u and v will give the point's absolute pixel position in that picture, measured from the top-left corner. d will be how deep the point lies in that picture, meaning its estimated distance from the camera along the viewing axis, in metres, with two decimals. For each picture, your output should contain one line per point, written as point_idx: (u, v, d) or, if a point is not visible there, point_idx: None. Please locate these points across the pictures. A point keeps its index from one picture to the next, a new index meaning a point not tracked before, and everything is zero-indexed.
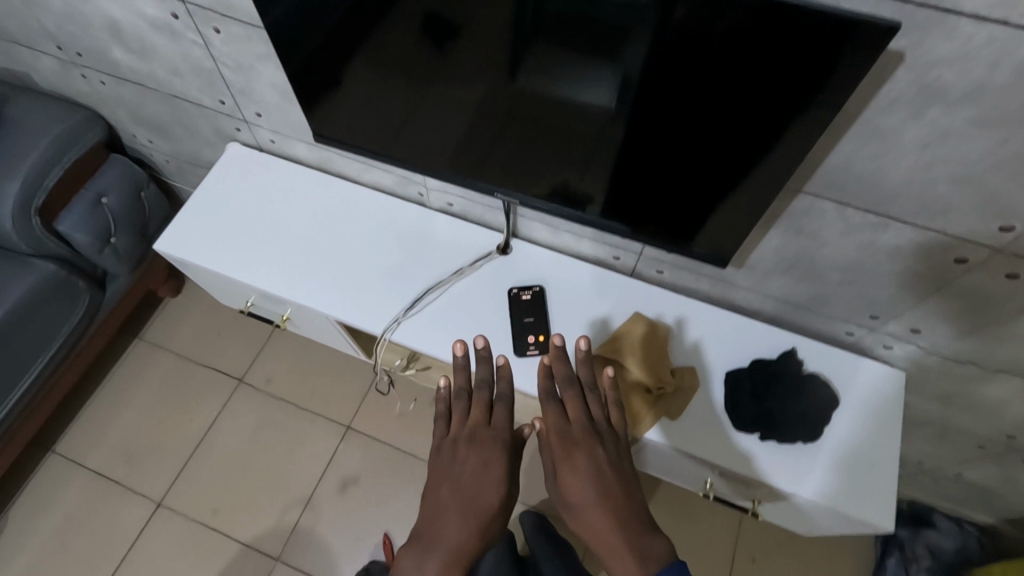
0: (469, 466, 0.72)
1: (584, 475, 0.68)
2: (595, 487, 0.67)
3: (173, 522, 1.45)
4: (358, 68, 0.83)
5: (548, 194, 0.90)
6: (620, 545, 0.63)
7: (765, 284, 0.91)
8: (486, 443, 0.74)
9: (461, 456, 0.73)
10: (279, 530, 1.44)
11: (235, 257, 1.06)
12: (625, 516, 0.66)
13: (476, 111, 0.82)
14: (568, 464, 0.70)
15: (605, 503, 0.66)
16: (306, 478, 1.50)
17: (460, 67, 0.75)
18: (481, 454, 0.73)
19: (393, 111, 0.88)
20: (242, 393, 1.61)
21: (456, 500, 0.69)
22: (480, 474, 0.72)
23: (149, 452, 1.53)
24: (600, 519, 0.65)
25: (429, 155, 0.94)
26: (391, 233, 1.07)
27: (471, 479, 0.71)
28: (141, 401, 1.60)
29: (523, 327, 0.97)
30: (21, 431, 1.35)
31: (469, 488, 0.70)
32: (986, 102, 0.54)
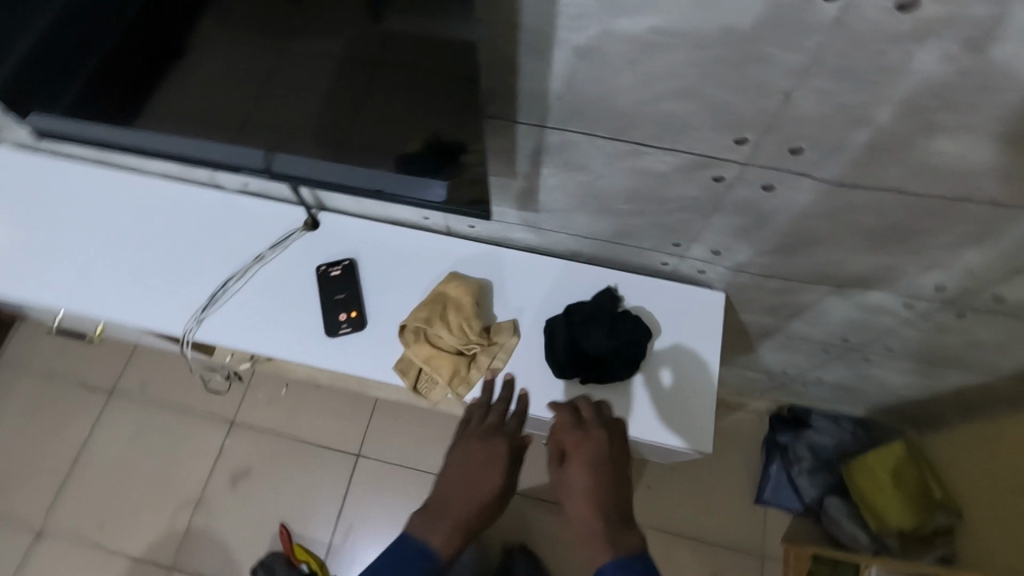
0: (473, 455, 0.80)
1: (583, 466, 0.75)
2: (592, 477, 0.74)
3: (57, 547, 1.39)
4: (133, 55, 0.72)
5: (422, 152, 0.73)
6: (597, 529, 0.69)
7: (569, 224, 0.87)
8: (494, 436, 0.81)
9: (472, 450, 0.80)
10: (171, 535, 1.40)
11: (16, 272, 0.96)
12: (608, 508, 0.72)
13: (337, 67, 0.65)
14: (574, 452, 0.77)
15: (595, 490, 0.73)
16: (194, 480, 1.45)
17: (327, 11, 0.58)
18: (483, 449, 0.80)
19: (248, 76, 0.70)
20: (115, 405, 1.52)
21: (457, 482, 0.78)
22: (482, 462, 0.79)
23: (21, 481, 1.45)
24: (585, 502, 0.72)
25: (294, 128, 0.76)
26: (189, 223, 0.99)
27: (473, 466, 0.79)
28: (6, 429, 1.50)
29: (335, 305, 0.92)
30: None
31: (471, 473, 0.78)
32: (662, 8, 0.49)
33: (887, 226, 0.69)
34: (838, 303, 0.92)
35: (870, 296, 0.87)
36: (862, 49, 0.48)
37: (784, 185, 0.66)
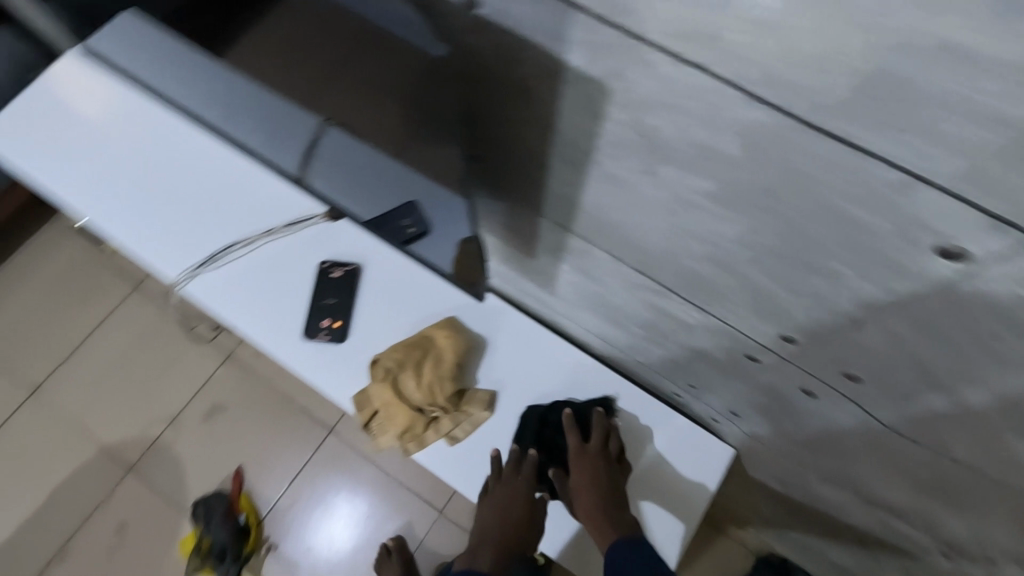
0: (493, 500, 0.74)
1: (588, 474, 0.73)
2: (595, 492, 0.72)
3: (44, 410, 1.48)
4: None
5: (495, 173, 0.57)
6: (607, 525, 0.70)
7: (582, 319, 0.77)
8: (509, 482, 0.75)
9: (496, 502, 0.75)
10: (139, 440, 1.45)
11: (54, 171, 0.93)
12: (613, 506, 0.71)
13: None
14: (578, 466, 0.74)
15: (602, 493, 0.72)
16: (178, 396, 1.48)
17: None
18: (503, 492, 0.74)
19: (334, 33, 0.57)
20: (136, 300, 1.57)
21: (490, 523, 0.74)
22: (504, 507, 0.74)
23: (35, 340, 1.53)
24: (594, 507, 0.71)
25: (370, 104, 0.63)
26: (218, 177, 0.90)
27: (497, 508, 0.74)
28: (38, 287, 1.58)
29: (322, 309, 0.87)
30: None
31: (499, 512, 0.74)
32: (718, 175, 0.37)
33: (935, 486, 0.55)
34: (858, 513, 0.76)
35: (898, 527, 0.72)
36: (965, 320, 0.34)
37: (825, 398, 0.53)
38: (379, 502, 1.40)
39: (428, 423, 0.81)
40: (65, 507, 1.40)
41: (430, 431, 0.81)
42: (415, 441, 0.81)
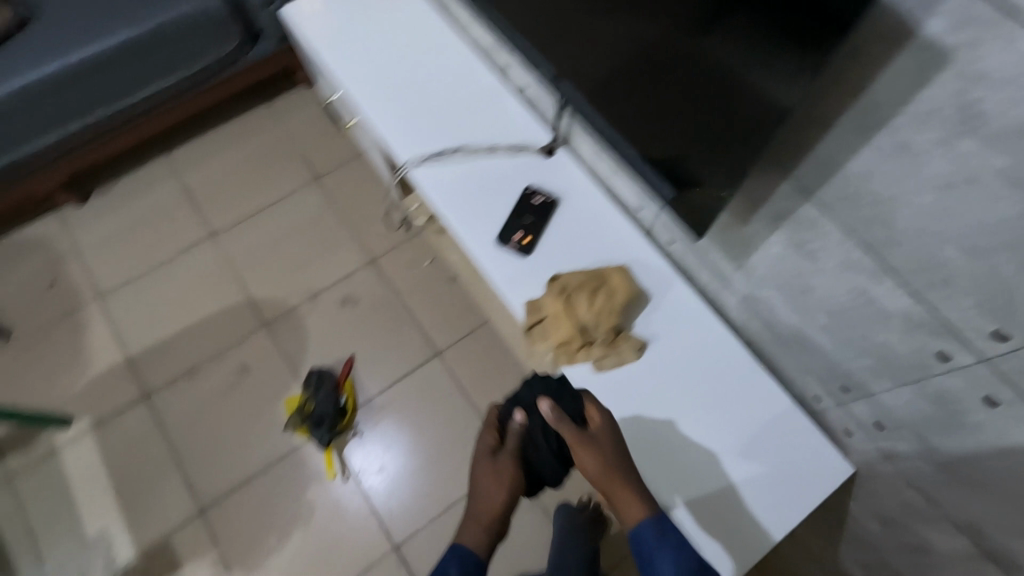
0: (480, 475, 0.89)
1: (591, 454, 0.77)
2: (600, 459, 0.76)
3: (212, 253, 1.70)
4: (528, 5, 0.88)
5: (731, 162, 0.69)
6: (621, 486, 0.74)
7: (756, 299, 0.84)
8: (493, 464, 0.90)
9: (485, 469, 0.89)
10: (281, 304, 1.64)
11: (339, 52, 1.14)
12: (624, 474, 0.75)
13: (639, 49, 0.72)
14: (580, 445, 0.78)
15: (608, 464, 0.76)
16: (321, 279, 1.67)
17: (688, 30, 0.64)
18: (489, 469, 0.89)
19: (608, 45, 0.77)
20: (313, 188, 1.78)
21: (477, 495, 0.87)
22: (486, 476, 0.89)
23: (223, 195, 1.77)
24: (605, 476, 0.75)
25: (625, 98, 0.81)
26: (472, 91, 1.11)
27: (484, 478, 0.89)
28: (239, 152, 1.82)
29: (518, 224, 0.98)
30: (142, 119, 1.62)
31: (482, 481, 0.88)
32: (1018, 152, 0.46)
33: None
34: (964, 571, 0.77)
35: None
36: None
37: (1008, 410, 0.57)
38: (460, 431, 1.50)
39: (586, 345, 0.90)
40: (204, 338, 1.60)
41: (583, 355, 0.90)
42: (569, 354, 0.90)
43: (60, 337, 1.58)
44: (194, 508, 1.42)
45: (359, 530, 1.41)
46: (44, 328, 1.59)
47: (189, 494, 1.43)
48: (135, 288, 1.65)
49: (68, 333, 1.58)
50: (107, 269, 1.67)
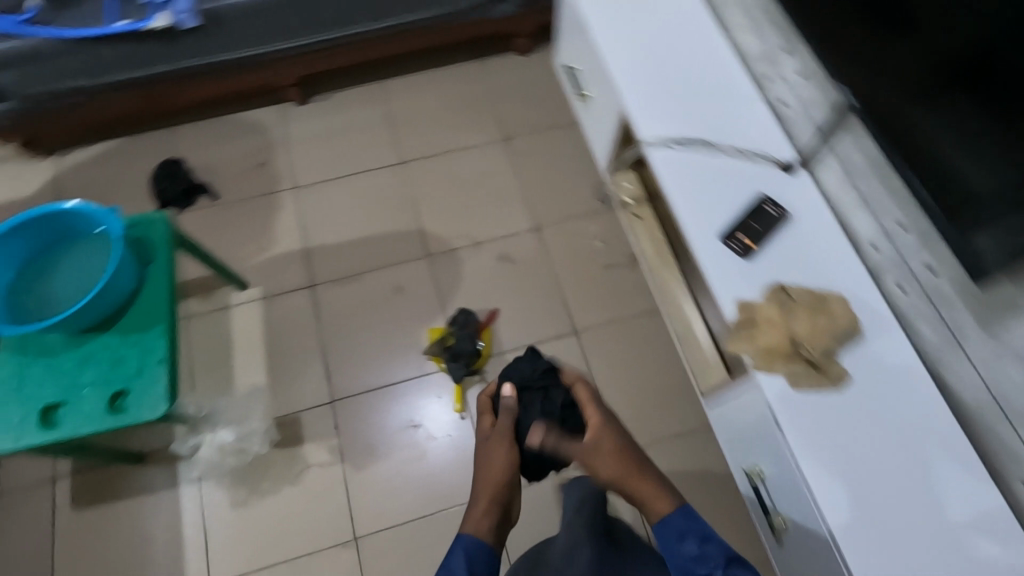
0: (489, 454, 1.02)
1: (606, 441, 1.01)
2: (612, 442, 1.01)
3: (396, 177, 1.82)
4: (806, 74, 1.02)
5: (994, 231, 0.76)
6: (629, 468, 0.98)
7: (997, 367, 0.83)
8: (499, 445, 1.03)
9: (493, 449, 1.02)
10: (444, 241, 1.73)
11: (607, 23, 1.20)
12: (630, 458, 0.99)
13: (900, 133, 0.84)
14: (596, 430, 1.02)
15: (619, 450, 1.00)
16: (486, 230, 1.75)
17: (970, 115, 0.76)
18: (496, 450, 1.02)
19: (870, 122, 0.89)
20: (500, 146, 1.87)
21: (485, 474, 1.00)
22: (495, 457, 1.01)
23: (417, 129, 1.89)
24: (615, 458, 0.99)
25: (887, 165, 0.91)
26: (725, 92, 1.12)
27: (492, 458, 1.01)
28: (443, 96, 1.94)
29: (745, 227, 1.00)
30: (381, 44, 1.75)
31: (490, 463, 1.01)
32: None
33: None
34: None
35: None
36: None
37: None
38: None
39: (792, 362, 0.90)
40: (371, 250, 1.72)
41: (783, 371, 0.90)
42: (771, 364, 0.91)
43: (254, 211, 1.76)
44: (325, 396, 1.54)
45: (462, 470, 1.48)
46: (243, 199, 1.77)
47: (325, 382, 1.56)
48: (325, 188, 1.80)
49: (261, 210, 1.76)
50: (306, 165, 1.83)
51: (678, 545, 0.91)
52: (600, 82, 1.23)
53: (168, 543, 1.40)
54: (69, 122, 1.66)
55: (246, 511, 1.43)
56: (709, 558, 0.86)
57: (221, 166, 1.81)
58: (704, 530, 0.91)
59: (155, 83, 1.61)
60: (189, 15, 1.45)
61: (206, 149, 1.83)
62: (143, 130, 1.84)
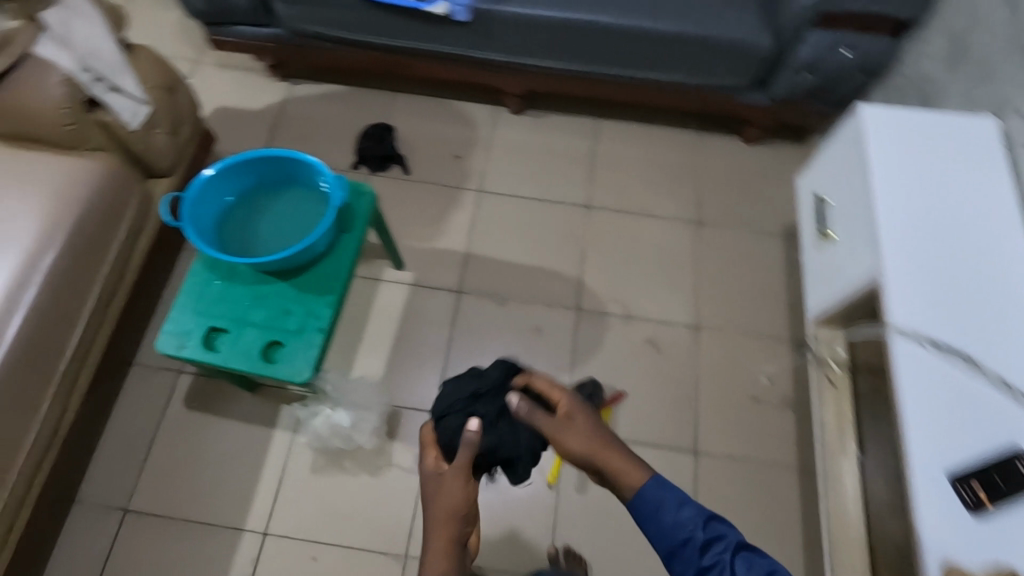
0: (437, 492, 0.90)
1: (575, 433, 0.88)
2: (577, 429, 0.89)
3: (577, 218, 1.77)
4: None
5: None
6: (601, 449, 0.87)
7: None
8: (443, 481, 0.90)
9: (445, 482, 0.89)
10: (599, 302, 1.66)
11: (892, 177, 1.07)
12: (602, 441, 0.88)
13: None
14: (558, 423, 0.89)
15: (586, 434, 0.88)
16: (644, 308, 1.65)
17: None
18: (443, 483, 0.90)
19: None
20: (691, 229, 1.77)
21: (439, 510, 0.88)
22: (448, 489, 0.89)
23: (616, 180, 1.83)
24: (584, 440, 0.87)
25: None
26: (1011, 309, 0.95)
27: (439, 489, 0.89)
28: (652, 158, 1.87)
29: (986, 479, 0.84)
30: (615, 87, 1.69)
31: (440, 498, 0.89)
32: None
33: None
34: None
35: None
36: None
37: None
38: None
39: None
40: (526, 281, 1.68)
41: None
42: None
43: (435, 199, 1.78)
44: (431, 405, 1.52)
45: (530, 542, 1.37)
46: (429, 184, 1.80)
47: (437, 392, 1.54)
48: (506, 202, 1.78)
49: (441, 200, 1.78)
50: (497, 173, 1.83)
51: (663, 515, 0.83)
52: (855, 234, 1.10)
53: (245, 479, 1.44)
54: (315, 60, 1.76)
55: (322, 482, 1.45)
56: (686, 522, 0.82)
57: (422, 145, 1.85)
58: (682, 492, 0.84)
59: (403, 52, 1.67)
60: (464, 9, 1.46)
61: (415, 124, 1.88)
62: (369, 88, 1.93)
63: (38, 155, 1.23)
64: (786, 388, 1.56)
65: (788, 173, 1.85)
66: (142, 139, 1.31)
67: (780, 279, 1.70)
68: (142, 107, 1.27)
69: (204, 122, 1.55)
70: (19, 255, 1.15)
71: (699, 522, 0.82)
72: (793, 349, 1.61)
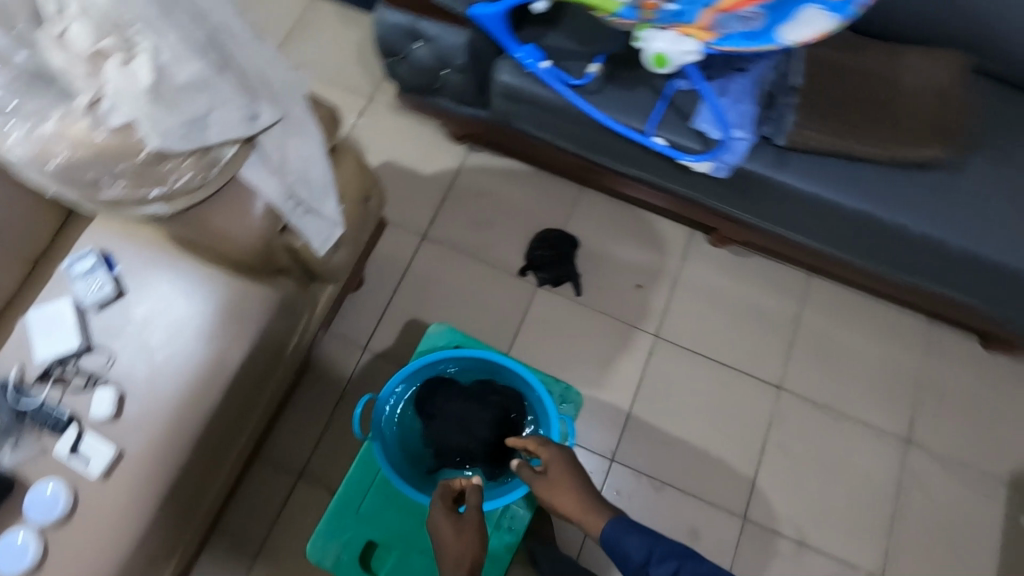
0: (452, 539, 0.89)
1: (567, 493, 0.95)
2: (565, 480, 0.96)
3: (763, 399, 1.50)
4: None
5: None
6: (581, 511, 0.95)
7: None
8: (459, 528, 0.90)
9: (452, 528, 0.90)
10: (770, 515, 1.41)
11: None
12: (584, 500, 0.95)
13: None
14: (556, 481, 0.96)
15: (575, 495, 0.95)
16: (821, 538, 1.40)
17: None
18: (462, 528, 0.90)
19: None
20: (896, 449, 1.47)
21: (453, 555, 0.88)
22: (462, 539, 0.89)
23: (818, 360, 1.53)
24: (569, 502, 0.95)
25: None
26: None
27: (454, 538, 0.89)
28: (867, 342, 1.55)
29: None
30: (861, 269, 1.38)
31: (453, 546, 0.88)
32: None
33: None
34: None
35: None
36: None
37: None
38: None
39: None
40: (689, 465, 1.45)
41: None
42: None
43: (605, 335, 1.54)
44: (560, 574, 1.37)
45: None
46: (602, 315, 1.55)
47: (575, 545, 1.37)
48: (685, 358, 1.53)
49: (612, 338, 1.54)
50: (681, 318, 1.56)
51: (633, 555, 0.89)
52: None
53: None
54: (511, 143, 1.51)
55: None
56: (638, 557, 0.88)
57: (600, 262, 1.60)
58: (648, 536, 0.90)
59: (620, 172, 1.39)
60: (726, 167, 1.17)
61: (597, 234, 1.62)
62: (551, 175, 1.66)
63: (215, 270, 1.04)
64: None
65: None
66: (324, 261, 1.11)
67: (994, 543, 1.41)
68: (335, 227, 1.04)
69: (380, 215, 1.27)
70: (175, 397, 0.98)
71: (649, 559, 0.87)
72: None
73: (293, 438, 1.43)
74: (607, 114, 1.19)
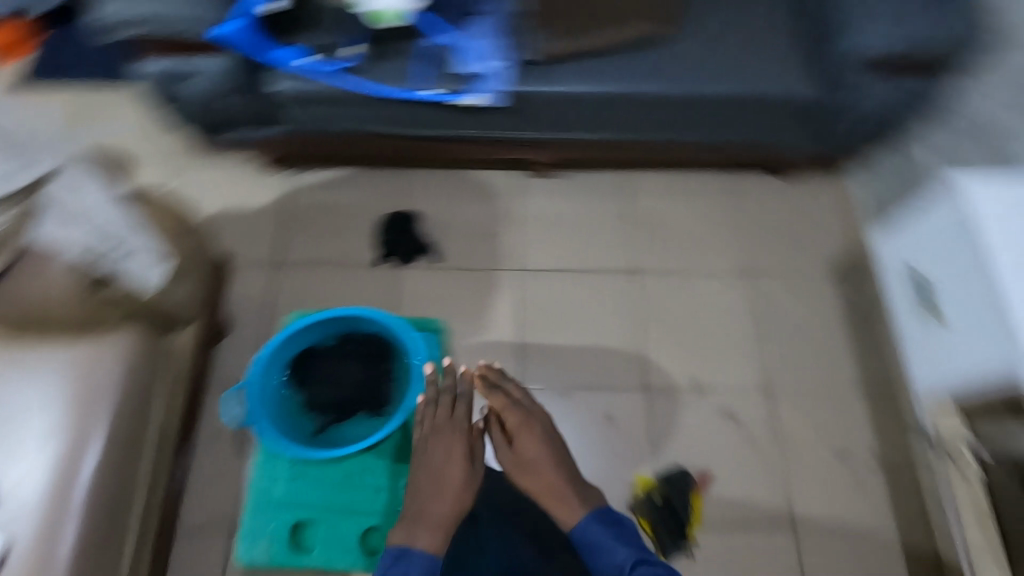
0: (434, 454, 1.15)
1: (539, 446, 1.18)
2: (537, 435, 1.19)
3: (624, 286, 1.67)
4: None
5: None
6: (547, 472, 1.15)
7: None
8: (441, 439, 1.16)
9: (433, 446, 1.16)
10: (665, 377, 1.58)
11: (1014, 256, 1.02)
12: (553, 463, 1.17)
13: None
14: (527, 432, 1.19)
15: (546, 455, 1.17)
16: (711, 378, 1.59)
17: None
18: (444, 446, 1.15)
19: None
20: (742, 282, 1.70)
21: (433, 468, 1.13)
22: (444, 457, 1.14)
23: (655, 237, 1.73)
24: (543, 461, 1.17)
25: None
26: None
27: (437, 455, 1.14)
28: (689, 209, 1.77)
29: None
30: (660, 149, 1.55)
31: (432, 466, 1.13)
32: None
33: None
34: None
35: None
36: None
37: None
38: None
39: None
40: (584, 366, 1.58)
41: None
42: None
43: (474, 286, 1.65)
44: None
45: None
46: (463, 270, 1.67)
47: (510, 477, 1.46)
48: (548, 278, 1.67)
49: (479, 287, 1.65)
50: (533, 246, 1.71)
51: (608, 548, 1.07)
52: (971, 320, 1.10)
53: None
54: (325, 151, 1.58)
55: None
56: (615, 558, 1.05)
57: (444, 226, 1.71)
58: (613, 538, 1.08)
59: (430, 139, 1.49)
60: (499, 96, 1.34)
61: (434, 205, 1.74)
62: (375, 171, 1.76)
63: (48, 342, 1.04)
64: (866, 442, 1.53)
65: (828, 208, 1.79)
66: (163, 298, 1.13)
67: (842, 325, 1.66)
68: (164, 262, 1.14)
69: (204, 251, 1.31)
70: (51, 466, 0.97)
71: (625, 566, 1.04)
72: (867, 400, 1.57)
73: (210, 495, 1.41)
74: (382, 85, 1.32)
